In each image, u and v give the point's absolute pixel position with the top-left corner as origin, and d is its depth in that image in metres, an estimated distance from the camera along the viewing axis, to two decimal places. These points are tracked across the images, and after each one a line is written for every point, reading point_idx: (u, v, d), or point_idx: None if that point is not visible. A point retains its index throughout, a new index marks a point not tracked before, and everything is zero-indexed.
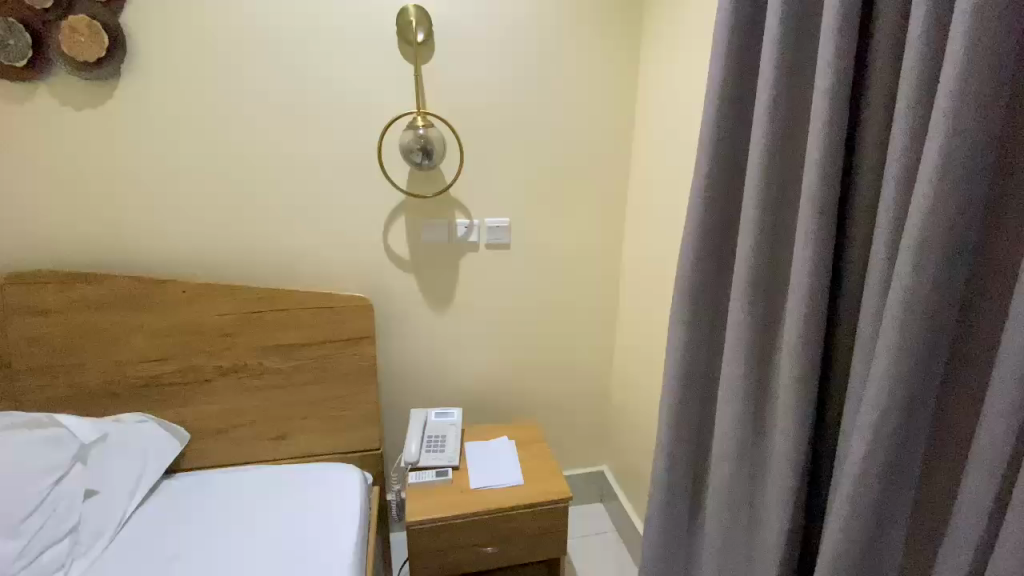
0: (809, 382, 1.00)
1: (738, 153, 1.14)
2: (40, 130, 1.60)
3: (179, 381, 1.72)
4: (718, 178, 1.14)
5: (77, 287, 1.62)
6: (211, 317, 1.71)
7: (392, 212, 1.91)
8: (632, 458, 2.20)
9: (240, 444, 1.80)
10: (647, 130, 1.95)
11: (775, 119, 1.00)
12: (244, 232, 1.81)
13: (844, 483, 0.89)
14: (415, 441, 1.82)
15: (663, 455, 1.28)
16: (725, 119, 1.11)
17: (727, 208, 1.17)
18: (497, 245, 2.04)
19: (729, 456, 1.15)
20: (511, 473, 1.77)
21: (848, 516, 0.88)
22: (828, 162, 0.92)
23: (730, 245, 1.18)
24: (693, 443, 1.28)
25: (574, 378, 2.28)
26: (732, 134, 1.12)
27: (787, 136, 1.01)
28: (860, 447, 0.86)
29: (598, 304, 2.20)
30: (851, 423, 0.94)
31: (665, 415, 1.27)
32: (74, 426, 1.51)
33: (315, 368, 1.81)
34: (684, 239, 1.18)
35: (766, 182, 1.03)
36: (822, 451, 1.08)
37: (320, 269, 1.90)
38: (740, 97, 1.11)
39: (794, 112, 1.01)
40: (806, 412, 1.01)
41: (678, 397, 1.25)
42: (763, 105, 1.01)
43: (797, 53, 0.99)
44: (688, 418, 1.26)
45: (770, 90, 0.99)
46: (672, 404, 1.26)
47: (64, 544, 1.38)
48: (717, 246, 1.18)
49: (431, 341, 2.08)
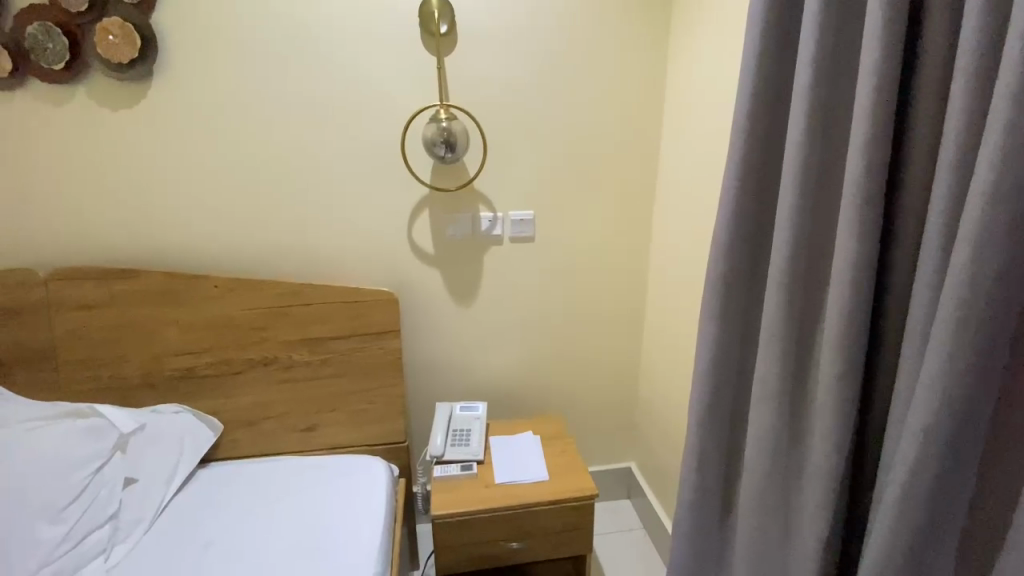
0: (852, 384, 0.94)
1: (773, 141, 1.09)
2: (78, 130, 1.65)
3: (213, 373, 1.77)
4: (751, 167, 1.09)
5: (115, 282, 1.68)
6: (243, 311, 1.76)
7: (416, 207, 1.91)
8: (659, 456, 2.16)
9: (270, 435, 1.84)
10: (674, 120, 1.88)
11: (819, 101, 0.95)
12: (272, 227, 1.84)
13: (890, 488, 0.84)
14: (440, 434, 1.82)
15: (691, 458, 1.24)
16: (761, 104, 1.06)
17: (761, 199, 1.11)
18: (521, 238, 2.01)
19: (760, 462, 1.10)
20: (536, 470, 1.75)
21: (895, 522, 0.83)
22: (876, 148, 0.86)
23: (765, 237, 1.13)
24: (723, 446, 1.23)
25: (600, 373, 2.25)
26: (768, 120, 1.07)
27: (828, 123, 0.96)
28: (908, 453, 0.80)
29: (625, 298, 2.15)
30: (899, 424, 0.88)
31: (693, 416, 1.23)
32: (113, 416, 1.54)
33: (342, 361, 1.83)
34: (716, 233, 1.14)
35: (805, 170, 0.97)
36: (865, 452, 1.02)
37: (346, 264, 1.91)
38: (777, 84, 1.06)
39: (837, 96, 0.95)
40: (848, 413, 0.95)
41: (708, 398, 1.20)
42: (802, 87, 0.95)
43: (841, 32, 0.93)
44: (719, 420, 1.21)
45: (810, 73, 0.94)
46: (701, 405, 1.21)
47: (106, 530, 1.41)
48: (750, 239, 1.13)
49: (455, 336, 2.07)
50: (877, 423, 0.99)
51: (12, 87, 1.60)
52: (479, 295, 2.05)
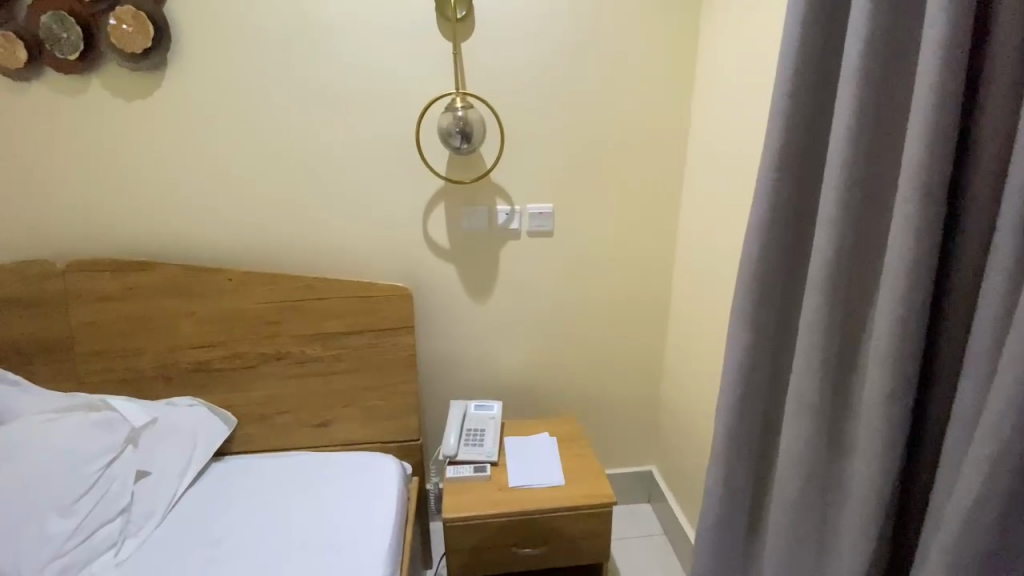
0: (905, 401, 0.86)
1: (813, 134, 1.00)
2: (93, 121, 1.65)
3: (226, 367, 1.75)
4: (788, 162, 1.00)
5: (130, 275, 1.68)
6: (256, 306, 1.74)
7: (432, 199, 1.85)
8: (683, 461, 2.07)
9: (282, 430, 1.80)
10: (704, 109, 1.77)
11: (871, 85, 0.86)
12: (286, 220, 1.81)
13: (954, 509, 0.76)
14: (454, 434, 1.77)
15: (715, 475, 1.16)
16: (802, 89, 0.97)
17: (799, 196, 1.03)
18: (540, 232, 1.94)
19: (793, 483, 1.01)
20: (552, 473, 1.69)
21: (959, 545, 0.76)
22: (940, 137, 0.77)
23: (801, 237, 1.05)
24: (750, 462, 1.15)
25: (621, 373, 2.16)
26: (807, 109, 0.98)
27: (880, 111, 0.87)
28: (978, 470, 0.73)
29: (648, 296, 2.06)
30: (961, 437, 0.80)
31: (719, 429, 1.15)
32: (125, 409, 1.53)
33: (355, 357, 1.80)
34: (748, 233, 1.05)
35: (852, 163, 0.88)
36: (917, 467, 0.95)
37: (360, 258, 1.87)
38: (819, 70, 0.98)
39: (891, 80, 0.86)
40: (900, 429, 0.87)
41: (737, 411, 1.11)
42: (851, 69, 0.86)
43: (895, 9, 0.84)
44: (747, 434, 1.13)
45: (860, 54, 0.85)
46: (727, 418, 1.12)
47: (116, 523, 1.40)
48: (785, 240, 1.04)
49: (471, 333, 2.02)
50: (932, 435, 0.92)
51: (28, 78, 1.60)
52: (496, 291, 1.99)
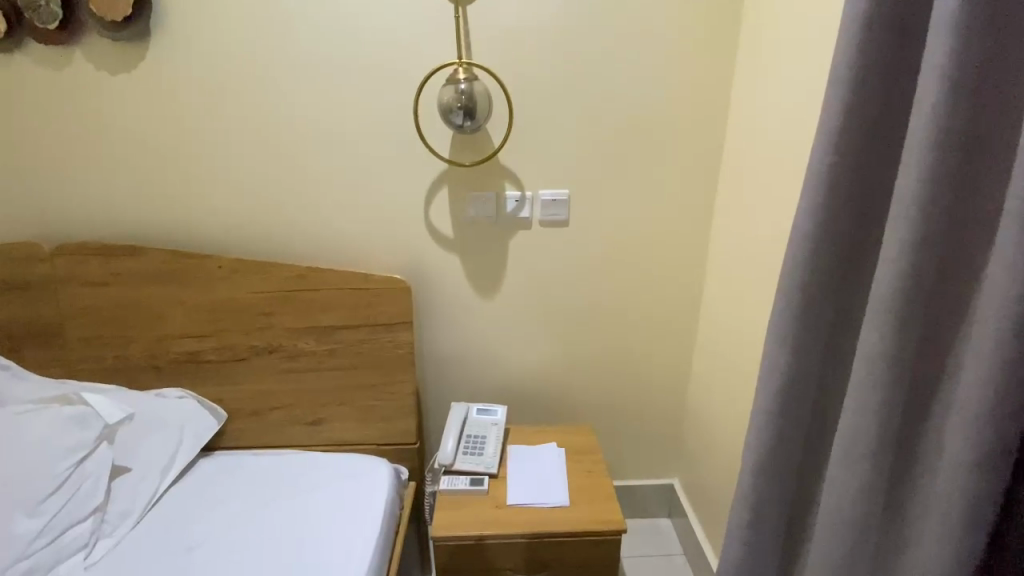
0: (1000, 450, 0.68)
1: (882, 124, 0.83)
2: (78, 96, 1.56)
3: (218, 359, 1.67)
4: (848, 158, 0.84)
5: (119, 260, 1.62)
6: (246, 295, 1.64)
7: (434, 183, 1.69)
8: (710, 480, 1.88)
9: (273, 428, 1.70)
10: (751, 83, 1.53)
11: (973, 48, 0.68)
12: (280, 204, 1.68)
13: None
14: (451, 440, 1.64)
15: (743, 505, 1.02)
16: (874, 60, 0.80)
17: (860, 198, 0.87)
18: (554, 222, 1.75)
19: (838, 531, 0.86)
20: (557, 492, 1.53)
21: None
22: None
23: (860, 246, 0.90)
24: (785, 495, 1.01)
25: (643, 379, 1.98)
26: (878, 92, 0.82)
27: (981, 92, 0.69)
28: None
29: (676, 296, 1.86)
30: None
31: (749, 456, 1.01)
32: (99, 404, 1.41)
33: (349, 353, 1.67)
34: (793, 240, 0.90)
35: (938, 159, 0.71)
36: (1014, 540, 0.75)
37: (357, 246, 1.74)
38: (898, 41, 0.80)
39: (999, 52, 0.68)
40: (993, 492, 0.69)
41: (774, 438, 0.97)
42: (944, 31, 0.68)
43: None
44: (785, 464, 0.98)
45: (958, 17, 0.67)
46: (760, 445, 0.98)
47: (89, 524, 1.34)
48: (839, 250, 0.89)
49: (477, 331, 1.86)
50: None
51: (11, 49, 1.52)
52: (506, 286, 1.82)
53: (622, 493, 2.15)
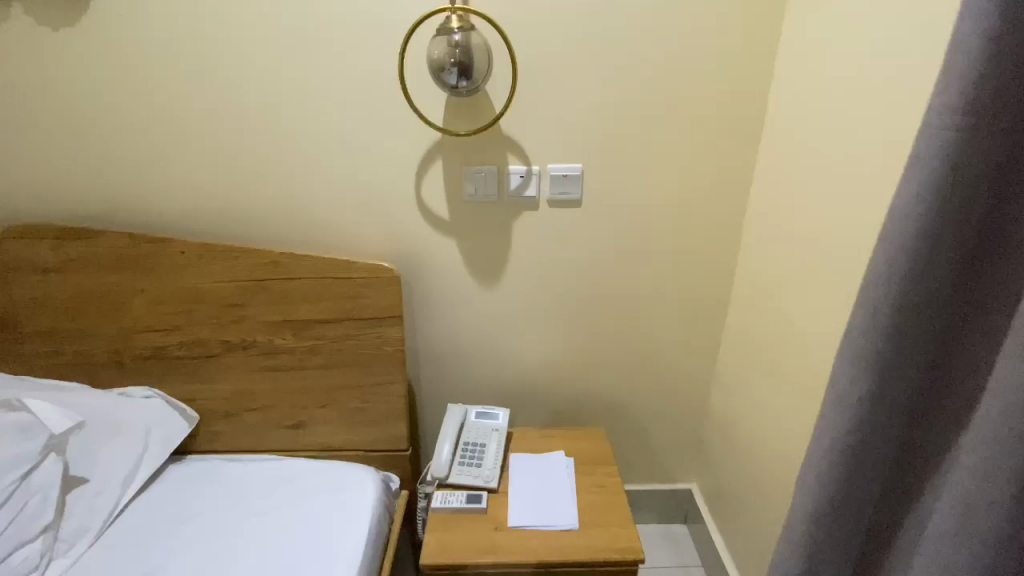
0: None
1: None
2: (15, 55, 1.35)
3: (186, 355, 1.50)
4: (973, 136, 0.62)
5: (73, 245, 1.43)
6: (215, 286, 1.46)
7: (427, 157, 1.46)
8: (736, 491, 1.68)
9: (250, 431, 1.54)
10: (808, 35, 1.26)
11: None
12: (251, 180, 1.47)
13: None
14: (446, 449, 1.46)
15: (795, 530, 0.84)
16: None
17: (987, 190, 0.65)
18: (564, 201, 1.52)
19: None
20: (565, 513, 1.34)
21: None
22: None
23: (983, 253, 0.68)
24: (856, 549, 0.83)
25: (662, 377, 1.77)
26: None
27: None
28: None
29: (702, 286, 1.64)
30: None
31: (810, 471, 0.82)
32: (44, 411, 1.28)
33: (332, 350, 1.49)
34: (885, 246, 0.70)
35: None
36: None
37: (341, 230, 1.53)
38: None
39: None
40: None
41: (848, 457, 0.77)
42: None
43: None
44: (856, 505, 0.80)
45: None
46: (826, 461, 0.79)
47: (40, 543, 1.19)
48: (951, 258, 0.68)
49: (478, 324, 1.66)
50: None
51: None
52: (510, 274, 1.60)
53: (635, 498, 1.97)
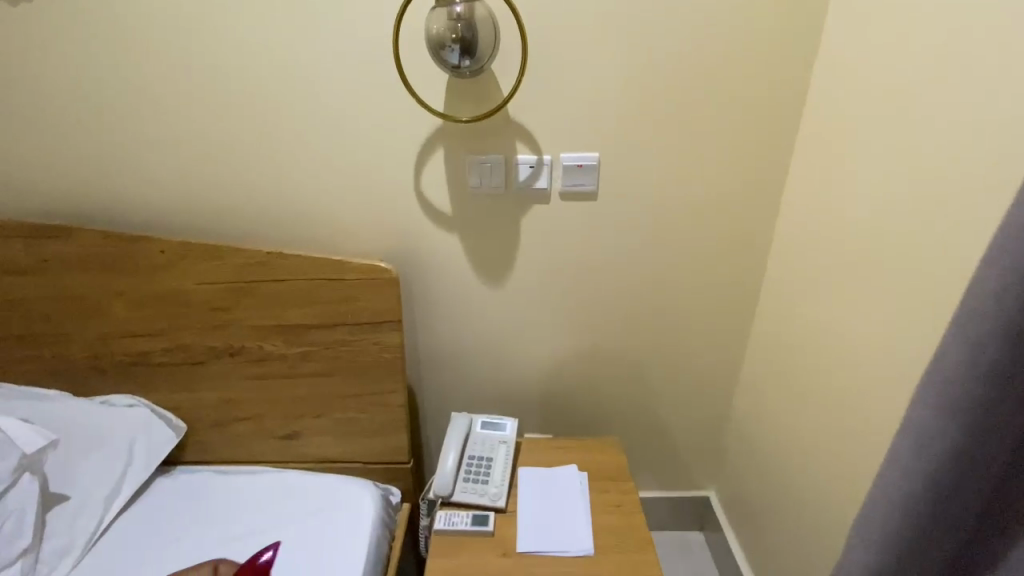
0: None
1: None
2: None
3: (171, 362, 1.39)
4: None
5: (45, 244, 1.32)
6: (199, 288, 1.35)
7: (427, 146, 1.32)
8: (761, 505, 1.57)
9: (241, 441, 1.44)
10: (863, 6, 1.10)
11: None
12: (235, 174, 1.34)
13: None
14: (450, 465, 1.35)
15: (866, 538, 0.68)
16: None
17: None
18: (578, 193, 1.38)
19: None
20: (579, 537, 1.24)
21: None
22: None
23: None
24: None
25: (682, 381, 1.65)
26: None
27: None
28: None
29: (727, 286, 1.51)
30: None
31: (894, 464, 0.65)
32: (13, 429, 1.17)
33: (326, 357, 1.38)
34: (996, 255, 0.54)
35: None
36: None
37: (333, 226, 1.40)
38: None
39: None
40: None
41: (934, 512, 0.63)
42: None
43: None
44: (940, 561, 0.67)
45: None
46: (905, 478, 0.63)
47: (16, 569, 1.10)
48: None
49: (484, 327, 1.54)
50: None
51: None
52: (518, 273, 1.47)
53: (649, 505, 1.86)
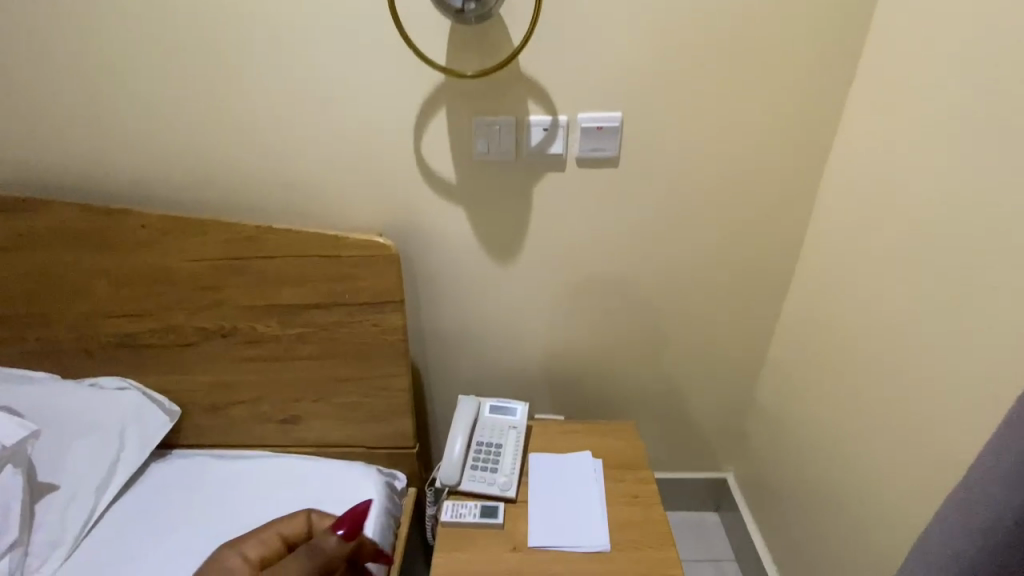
0: None
1: None
2: None
3: (161, 344, 1.31)
4: None
5: (19, 218, 1.22)
6: (185, 265, 1.25)
7: (429, 106, 1.18)
8: (783, 493, 1.49)
9: (238, 424, 1.38)
10: None
11: None
12: (217, 140, 1.21)
13: None
14: (456, 453, 1.27)
15: None
16: None
17: None
18: (597, 159, 1.24)
19: None
20: (594, 530, 1.17)
21: None
22: None
23: None
24: None
25: (703, 363, 1.55)
26: None
27: None
28: None
29: (758, 261, 1.39)
30: None
31: None
32: None
33: (324, 339, 1.29)
34: None
35: None
36: None
37: (327, 197, 1.27)
38: None
39: None
40: None
41: None
42: None
43: None
44: None
45: None
46: None
47: (7, 563, 1.06)
48: None
49: (492, 305, 1.43)
50: None
51: None
52: (529, 248, 1.35)
53: (664, 487, 1.80)
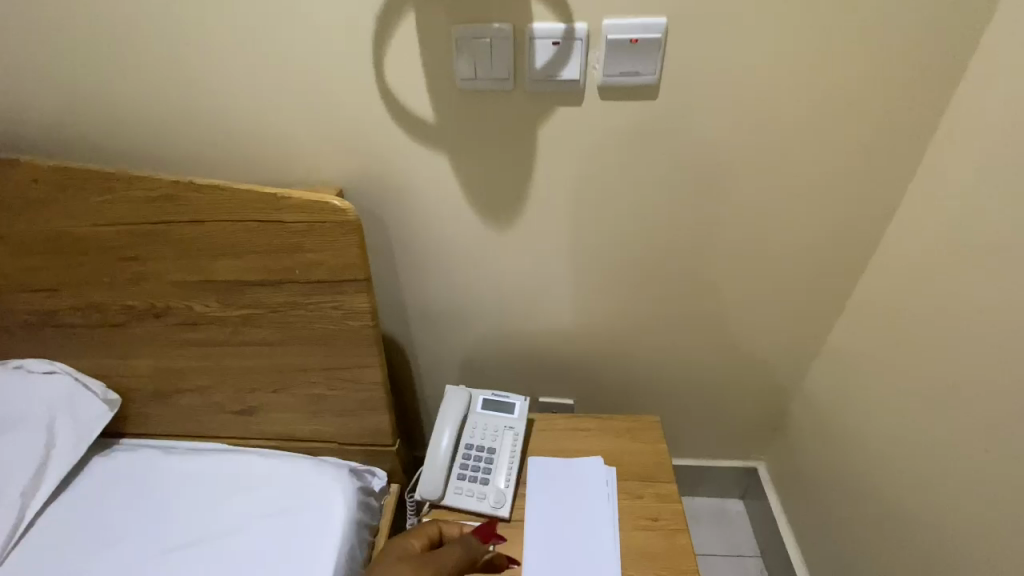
0: None
1: None
2: None
3: (87, 324, 1.09)
4: None
5: None
6: (94, 231, 0.98)
7: (392, 11, 0.84)
8: (830, 500, 1.27)
9: (190, 414, 1.18)
10: None
11: None
12: (112, 64, 0.90)
13: None
14: (439, 461, 1.05)
15: None
16: None
17: None
18: (627, 88, 0.90)
19: None
20: (602, 564, 0.96)
21: None
22: None
23: None
24: None
25: (746, 347, 1.27)
26: None
27: None
28: None
29: (834, 226, 1.06)
30: None
31: None
32: None
33: (275, 322, 1.04)
34: None
35: None
36: None
37: (265, 141, 0.97)
38: None
39: None
40: None
41: None
42: None
43: None
44: None
45: None
46: None
47: None
48: None
49: (487, 279, 1.15)
50: None
51: None
52: (533, 209, 1.05)
53: (685, 474, 1.59)
